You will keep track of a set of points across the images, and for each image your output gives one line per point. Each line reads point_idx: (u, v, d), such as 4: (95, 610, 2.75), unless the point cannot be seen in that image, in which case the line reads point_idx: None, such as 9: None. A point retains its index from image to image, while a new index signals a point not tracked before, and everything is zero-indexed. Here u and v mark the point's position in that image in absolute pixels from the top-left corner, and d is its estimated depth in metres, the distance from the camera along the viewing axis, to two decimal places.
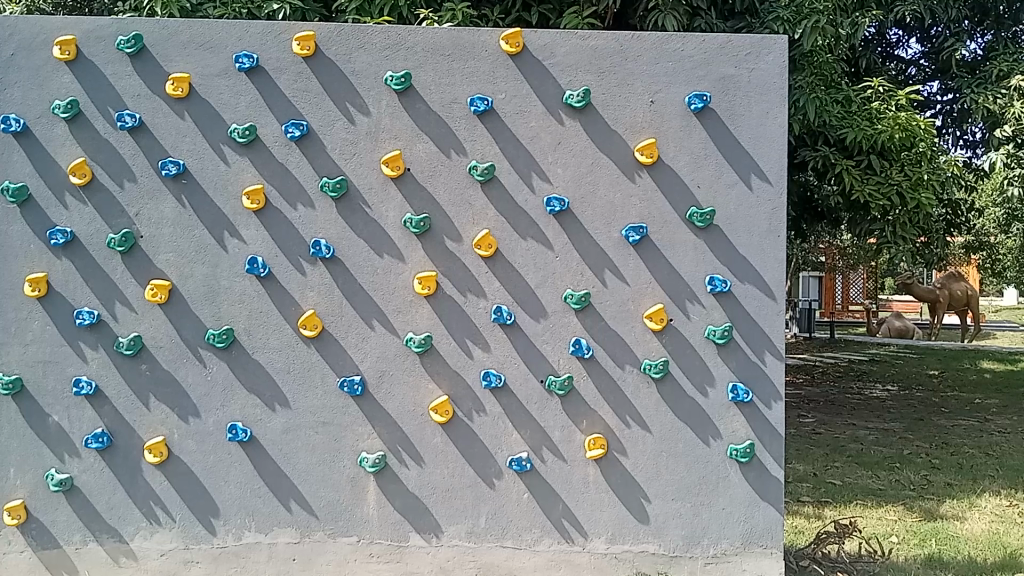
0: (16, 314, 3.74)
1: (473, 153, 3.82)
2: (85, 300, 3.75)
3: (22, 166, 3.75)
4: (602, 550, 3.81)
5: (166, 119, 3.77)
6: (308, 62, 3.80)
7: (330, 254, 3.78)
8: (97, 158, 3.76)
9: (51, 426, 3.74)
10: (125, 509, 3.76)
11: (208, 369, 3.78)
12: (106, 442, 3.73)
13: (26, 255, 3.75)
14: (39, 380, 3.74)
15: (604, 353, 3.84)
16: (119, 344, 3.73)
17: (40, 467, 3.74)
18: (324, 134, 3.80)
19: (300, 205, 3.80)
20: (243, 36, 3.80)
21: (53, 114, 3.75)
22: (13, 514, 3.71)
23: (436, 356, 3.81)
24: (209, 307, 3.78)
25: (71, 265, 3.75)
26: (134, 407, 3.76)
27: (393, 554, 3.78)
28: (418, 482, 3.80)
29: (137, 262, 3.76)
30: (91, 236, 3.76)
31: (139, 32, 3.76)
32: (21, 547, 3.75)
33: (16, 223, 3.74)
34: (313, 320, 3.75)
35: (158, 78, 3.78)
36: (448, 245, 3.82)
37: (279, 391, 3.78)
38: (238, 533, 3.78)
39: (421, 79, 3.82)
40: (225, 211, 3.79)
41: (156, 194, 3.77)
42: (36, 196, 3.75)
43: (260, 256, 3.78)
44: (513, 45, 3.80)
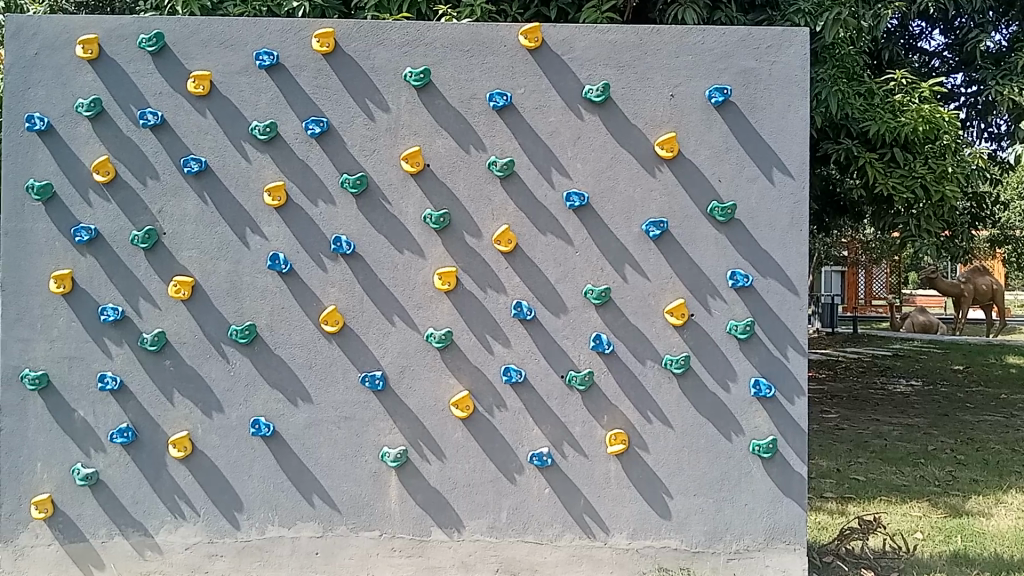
0: (42, 310, 3.78)
1: (492, 148, 3.82)
2: (110, 296, 3.78)
3: (46, 164, 3.79)
4: (624, 545, 3.80)
5: (188, 117, 3.80)
6: (327, 58, 3.81)
7: (350, 250, 3.79)
8: (120, 156, 3.79)
9: (78, 421, 3.79)
10: (149, 503, 3.80)
11: (232, 364, 3.80)
12: (131, 437, 3.76)
13: (51, 252, 3.78)
14: (66, 376, 3.78)
15: (625, 348, 3.82)
16: (143, 340, 3.76)
17: (67, 461, 3.79)
18: (344, 131, 3.81)
19: (320, 201, 3.81)
20: (263, 34, 3.82)
21: (77, 113, 3.79)
22: (41, 507, 3.75)
23: (457, 352, 3.81)
24: (232, 303, 3.80)
25: (95, 262, 3.79)
26: (158, 402, 3.80)
27: (414, 549, 3.80)
28: (439, 477, 3.81)
29: (160, 259, 3.79)
30: (114, 233, 3.79)
31: (160, 30, 3.79)
32: (49, 541, 3.79)
33: (41, 220, 3.78)
34: (334, 315, 3.77)
35: (179, 75, 3.80)
36: (467, 240, 3.82)
37: (300, 386, 3.80)
38: (262, 527, 3.80)
39: (440, 75, 3.82)
40: (246, 208, 3.81)
41: (178, 191, 3.80)
42: (60, 194, 3.79)
43: (281, 252, 3.80)
44: (532, 40, 3.79)
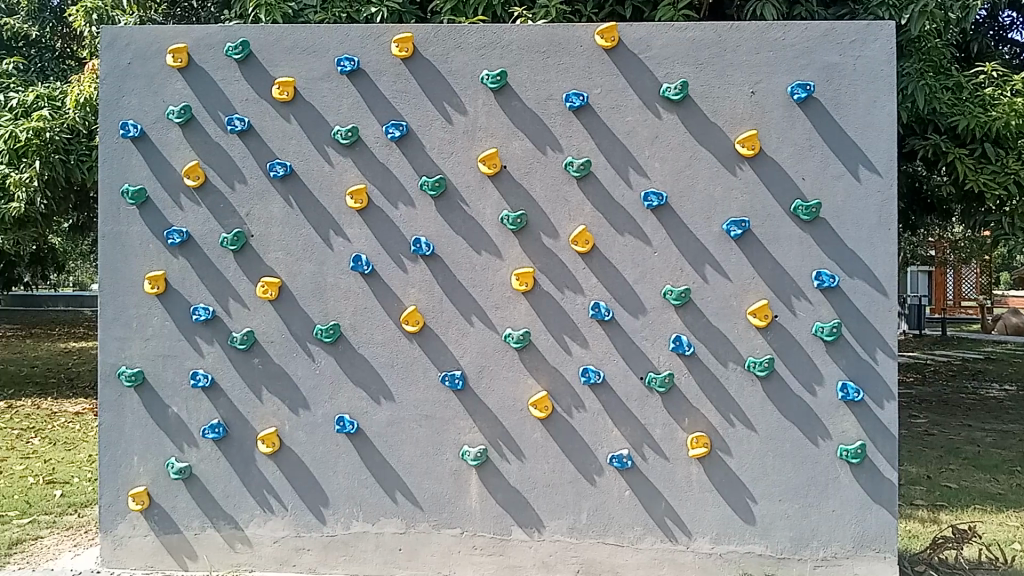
0: (138, 310, 3.94)
1: (569, 148, 3.82)
2: (201, 297, 3.92)
3: (140, 169, 3.95)
4: (706, 549, 3.75)
5: (273, 123, 3.91)
6: (406, 63, 3.87)
7: (430, 251, 3.84)
8: (210, 161, 3.92)
9: (171, 416, 3.93)
10: (239, 497, 3.91)
11: (316, 363, 3.90)
12: (221, 432, 3.89)
13: (146, 255, 3.94)
14: (160, 373, 3.94)
15: (706, 350, 3.77)
16: (233, 339, 3.88)
17: (162, 455, 3.93)
18: (423, 134, 3.87)
19: (400, 203, 3.88)
20: (344, 40, 3.91)
21: (168, 120, 3.94)
22: (137, 500, 3.91)
23: (535, 352, 3.82)
24: (316, 303, 3.90)
25: (187, 263, 3.93)
26: (247, 399, 3.91)
27: (496, 547, 3.82)
28: (519, 477, 3.82)
29: (248, 261, 3.91)
30: (205, 235, 3.92)
31: (246, 38, 3.91)
32: (145, 532, 3.95)
33: (136, 223, 3.94)
34: (415, 315, 3.83)
35: (264, 82, 3.91)
36: (545, 241, 3.83)
37: (383, 385, 3.87)
38: (346, 523, 3.88)
39: (517, 76, 3.84)
40: (330, 210, 3.89)
41: (265, 194, 3.91)
42: (154, 199, 3.94)
43: (364, 253, 3.87)
44: (609, 39, 3.78)
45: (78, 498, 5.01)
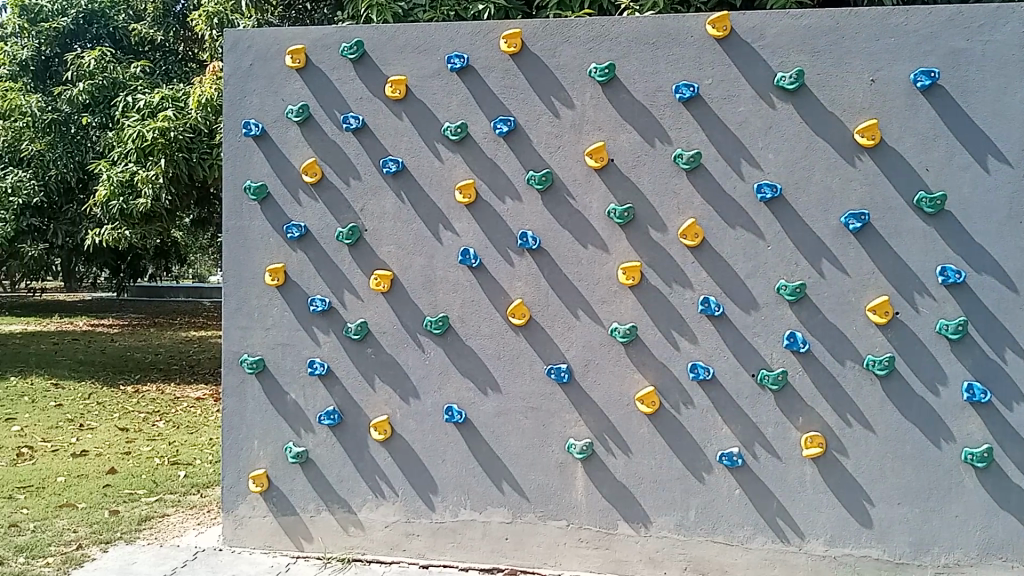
0: (259, 301, 4.13)
1: (678, 141, 3.77)
2: (318, 288, 4.07)
3: (261, 166, 4.13)
4: (820, 552, 3.65)
5: (386, 120, 4.02)
6: (515, 58, 3.90)
7: (537, 245, 3.86)
8: (326, 158, 4.07)
9: (289, 402, 4.10)
10: (352, 482, 4.05)
11: (426, 354, 3.99)
12: (336, 419, 4.03)
13: (267, 248, 4.13)
14: (279, 361, 4.11)
15: (821, 347, 3.65)
16: (347, 329, 4.02)
17: (281, 440, 4.11)
18: (531, 128, 3.89)
19: (508, 197, 3.91)
20: (453, 38, 3.97)
21: (288, 119, 4.10)
22: (257, 482, 4.10)
23: (642, 347, 3.80)
24: (427, 296, 3.99)
25: (305, 256, 4.09)
26: (360, 387, 4.04)
27: (602, 541, 3.82)
28: (626, 471, 3.80)
29: (362, 254, 4.04)
30: (321, 230, 4.07)
31: (360, 38, 4.03)
32: (264, 512, 4.13)
33: (257, 218, 4.13)
34: (521, 308, 3.87)
35: (378, 80, 4.02)
36: (653, 235, 3.79)
37: (490, 376, 3.93)
38: (455, 510, 3.96)
39: (625, 69, 3.81)
40: (439, 205, 3.97)
41: (377, 190, 4.03)
42: (274, 194, 4.12)
43: (472, 247, 3.94)
44: (720, 29, 3.70)
45: (201, 479, 5.28)
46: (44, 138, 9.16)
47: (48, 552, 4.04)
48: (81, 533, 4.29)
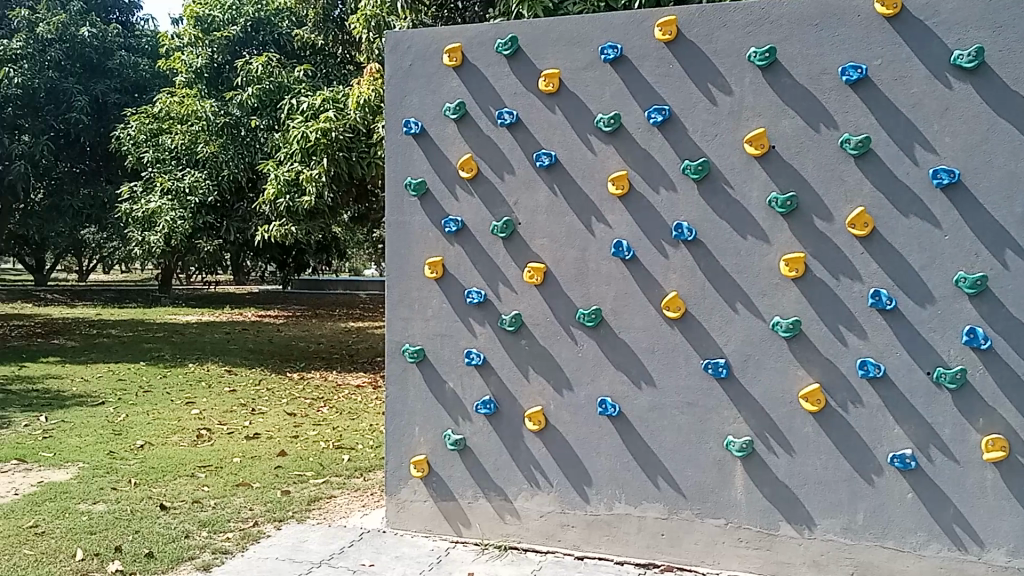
0: (419, 293, 4.28)
1: (845, 125, 3.58)
2: (474, 281, 4.17)
3: (420, 163, 4.27)
4: (1004, 564, 3.39)
5: (539, 113, 4.05)
6: (669, 46, 3.84)
7: (693, 236, 3.79)
8: (481, 153, 4.15)
9: (448, 391, 4.23)
10: (508, 471, 4.12)
11: (580, 346, 4.00)
12: (492, 409, 4.12)
13: (427, 242, 4.26)
14: (438, 351, 4.24)
15: (1006, 344, 3.39)
16: (502, 321, 4.09)
17: (439, 428, 4.24)
18: (686, 118, 3.82)
19: (663, 188, 3.86)
20: (607, 29, 3.96)
21: (444, 116, 4.22)
22: (418, 467, 4.26)
23: (805, 342, 3.65)
24: (580, 288, 4.00)
25: (461, 249, 4.19)
26: (515, 378, 4.10)
27: (762, 541, 3.71)
28: (787, 470, 3.67)
29: (516, 248, 4.10)
30: (477, 223, 4.16)
31: (515, 34, 4.09)
32: (424, 497, 4.28)
33: (416, 213, 4.28)
34: (677, 301, 3.81)
35: (531, 75, 4.06)
36: (817, 224, 3.63)
37: (645, 370, 3.89)
38: (610, 503, 3.95)
39: (786, 52, 3.66)
40: (593, 197, 3.97)
41: (531, 183, 4.07)
42: (432, 190, 4.25)
43: (626, 239, 3.91)
44: (890, 6, 3.49)
45: (363, 463, 5.53)
46: (217, 141, 9.86)
47: (228, 527, 4.36)
48: (257, 511, 4.60)
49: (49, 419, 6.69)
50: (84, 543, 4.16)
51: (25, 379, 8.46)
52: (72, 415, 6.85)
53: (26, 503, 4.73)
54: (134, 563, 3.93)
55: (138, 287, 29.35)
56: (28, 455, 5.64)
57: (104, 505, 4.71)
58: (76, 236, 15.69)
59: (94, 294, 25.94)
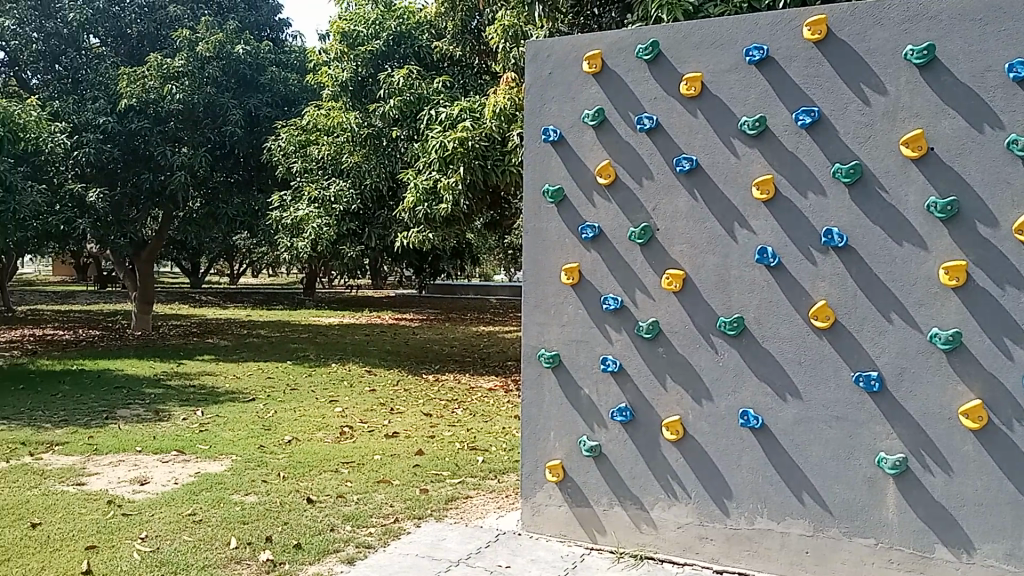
0: (555, 299, 4.29)
1: (1013, 125, 3.36)
2: (611, 287, 4.14)
3: (558, 170, 4.29)
4: None
5: (680, 118, 3.99)
6: (819, 46, 3.70)
7: (843, 242, 3.63)
8: (619, 159, 4.13)
9: (583, 398, 4.22)
10: (644, 479, 4.07)
11: (720, 355, 3.90)
12: (628, 416, 4.08)
13: (564, 248, 4.27)
14: (574, 357, 4.24)
15: None
16: (639, 328, 4.05)
17: (575, 434, 4.24)
18: (836, 119, 3.67)
19: (810, 192, 3.72)
20: (752, 30, 3.86)
21: (583, 122, 4.22)
22: (553, 472, 4.27)
23: (967, 355, 3.43)
24: (721, 296, 3.91)
25: (598, 255, 4.17)
26: (652, 386, 4.05)
27: (917, 565, 3.50)
28: (946, 491, 3.46)
29: (655, 254, 4.04)
30: (615, 229, 4.14)
31: (656, 38, 4.05)
32: (559, 502, 4.29)
33: (554, 219, 4.30)
34: (825, 310, 3.66)
35: (672, 79, 4.01)
36: (981, 231, 3.41)
37: (789, 381, 3.76)
38: (751, 517, 3.83)
39: (947, 49, 3.46)
40: (735, 203, 3.87)
41: (671, 189, 4.01)
42: (569, 196, 4.26)
43: (770, 246, 3.79)
44: None
45: (498, 465, 5.61)
46: (360, 151, 10.27)
47: (370, 522, 4.51)
48: (397, 508, 4.74)
49: (206, 413, 7.14)
50: (238, 532, 4.41)
51: (184, 375, 9.07)
52: (227, 409, 7.29)
53: (186, 491, 5.06)
54: (284, 553, 4.13)
55: (286, 290, 31.57)
56: (188, 446, 6.04)
57: (256, 496, 4.97)
58: (230, 241, 16.76)
59: (244, 296, 27.51)
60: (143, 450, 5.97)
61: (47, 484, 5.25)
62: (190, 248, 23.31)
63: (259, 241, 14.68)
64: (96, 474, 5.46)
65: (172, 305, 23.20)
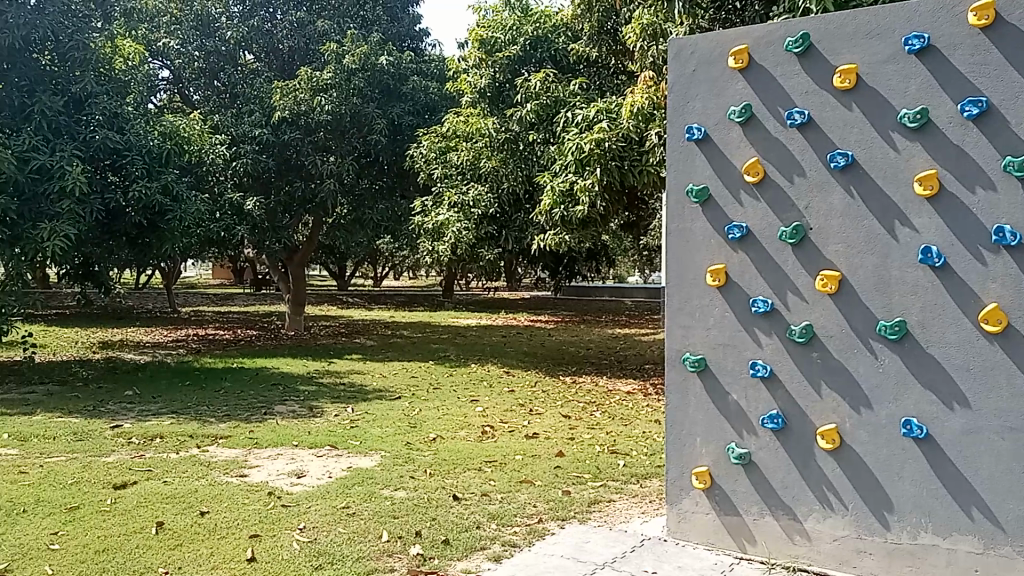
0: (701, 302, 4.19)
1: None
2: (761, 290, 4.01)
3: (703, 169, 4.19)
4: None
5: (834, 112, 3.83)
6: (987, 32, 3.48)
7: (1016, 241, 3.41)
8: (769, 157, 4.00)
9: (731, 404, 4.10)
10: (798, 489, 3.92)
11: (879, 361, 3.71)
12: (780, 423, 3.94)
13: (710, 249, 4.17)
14: (721, 361, 4.13)
15: None
16: (792, 332, 3.90)
17: (722, 441, 4.13)
18: (1007, 109, 3.44)
19: (979, 187, 3.50)
20: (912, 17, 3.65)
21: (730, 120, 4.11)
22: (701, 478, 4.18)
23: None
24: (881, 298, 3.72)
25: (747, 257, 4.06)
26: (806, 393, 3.90)
27: None
28: None
29: (808, 254, 3.89)
30: (765, 229, 4.01)
31: (806, 30, 3.90)
32: (707, 510, 4.20)
33: (699, 220, 4.20)
34: (996, 313, 3.44)
35: (825, 72, 3.85)
36: None
37: (957, 389, 3.54)
38: (914, 532, 3.63)
39: None
40: (895, 199, 3.68)
41: (825, 186, 3.85)
42: (715, 196, 4.15)
43: (934, 245, 3.59)
44: None
45: (640, 470, 5.55)
46: (498, 155, 10.46)
47: (515, 522, 4.57)
48: (541, 508, 4.78)
49: (355, 410, 7.45)
50: (389, 526, 4.57)
51: (334, 373, 9.50)
52: (374, 407, 7.58)
53: (340, 485, 5.29)
54: (433, 548, 4.25)
55: (427, 292, 32.68)
56: (340, 442, 6.32)
57: (405, 492, 5.14)
58: (373, 245, 17.42)
59: (385, 297, 28.47)
60: (298, 444, 6.30)
61: (214, 475, 5.62)
62: (335, 251, 24.37)
63: (400, 245, 15.18)
64: (258, 467, 5.80)
65: (320, 306, 24.35)
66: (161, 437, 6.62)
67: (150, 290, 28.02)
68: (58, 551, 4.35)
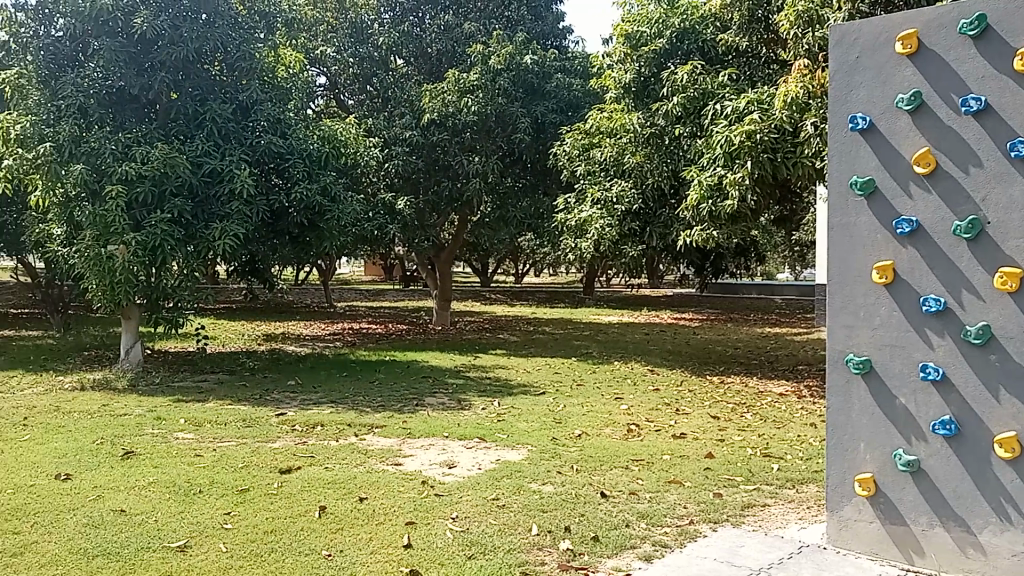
0: (866, 300, 3.98)
1: None
2: (932, 287, 3.78)
3: (867, 161, 3.98)
4: None
5: (1015, 98, 3.57)
6: None
7: None
8: (941, 146, 3.76)
9: (898, 408, 3.88)
10: (973, 500, 3.67)
11: None
12: (953, 429, 3.70)
13: (875, 244, 3.95)
14: (887, 363, 3.91)
15: None
16: (967, 332, 3.66)
17: (888, 446, 3.91)
18: None
19: None
20: None
21: (897, 108, 3.88)
22: (864, 485, 3.97)
23: None
24: None
25: (917, 252, 3.82)
26: (982, 398, 3.64)
27: None
28: None
29: (985, 250, 3.64)
30: (936, 224, 3.77)
31: (983, 11, 3.65)
32: (871, 518, 3.99)
33: (863, 214, 3.99)
34: None
35: (1004, 56, 3.60)
36: None
37: None
38: None
39: None
40: None
41: (1005, 177, 3.59)
42: (881, 188, 3.93)
43: None
44: None
45: (794, 474, 5.35)
46: (643, 151, 10.35)
47: (665, 522, 4.52)
48: (692, 510, 4.70)
49: (502, 404, 7.58)
50: (539, 520, 4.62)
51: (480, 368, 9.70)
52: (520, 402, 7.68)
53: (489, 477, 5.40)
54: (582, 544, 4.27)
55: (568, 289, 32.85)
56: (489, 435, 6.45)
57: (553, 487, 5.18)
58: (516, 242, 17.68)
59: (529, 295, 28.81)
60: (449, 436, 6.48)
61: (371, 462, 5.88)
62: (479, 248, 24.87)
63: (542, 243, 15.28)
64: (411, 456, 6.01)
65: (464, 302, 24.95)
66: (321, 426, 6.99)
67: (307, 286, 29.62)
68: (232, 529, 4.67)
